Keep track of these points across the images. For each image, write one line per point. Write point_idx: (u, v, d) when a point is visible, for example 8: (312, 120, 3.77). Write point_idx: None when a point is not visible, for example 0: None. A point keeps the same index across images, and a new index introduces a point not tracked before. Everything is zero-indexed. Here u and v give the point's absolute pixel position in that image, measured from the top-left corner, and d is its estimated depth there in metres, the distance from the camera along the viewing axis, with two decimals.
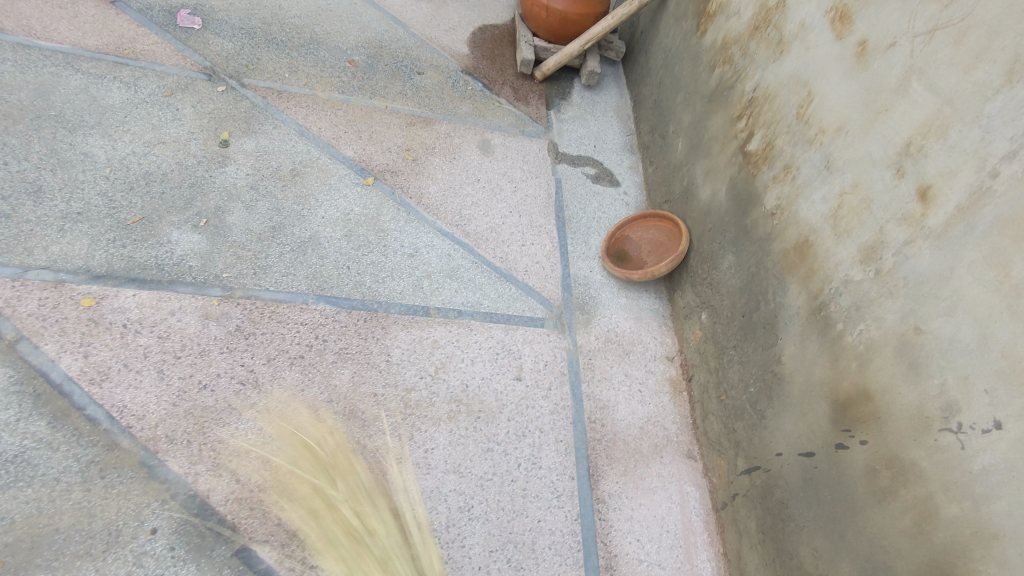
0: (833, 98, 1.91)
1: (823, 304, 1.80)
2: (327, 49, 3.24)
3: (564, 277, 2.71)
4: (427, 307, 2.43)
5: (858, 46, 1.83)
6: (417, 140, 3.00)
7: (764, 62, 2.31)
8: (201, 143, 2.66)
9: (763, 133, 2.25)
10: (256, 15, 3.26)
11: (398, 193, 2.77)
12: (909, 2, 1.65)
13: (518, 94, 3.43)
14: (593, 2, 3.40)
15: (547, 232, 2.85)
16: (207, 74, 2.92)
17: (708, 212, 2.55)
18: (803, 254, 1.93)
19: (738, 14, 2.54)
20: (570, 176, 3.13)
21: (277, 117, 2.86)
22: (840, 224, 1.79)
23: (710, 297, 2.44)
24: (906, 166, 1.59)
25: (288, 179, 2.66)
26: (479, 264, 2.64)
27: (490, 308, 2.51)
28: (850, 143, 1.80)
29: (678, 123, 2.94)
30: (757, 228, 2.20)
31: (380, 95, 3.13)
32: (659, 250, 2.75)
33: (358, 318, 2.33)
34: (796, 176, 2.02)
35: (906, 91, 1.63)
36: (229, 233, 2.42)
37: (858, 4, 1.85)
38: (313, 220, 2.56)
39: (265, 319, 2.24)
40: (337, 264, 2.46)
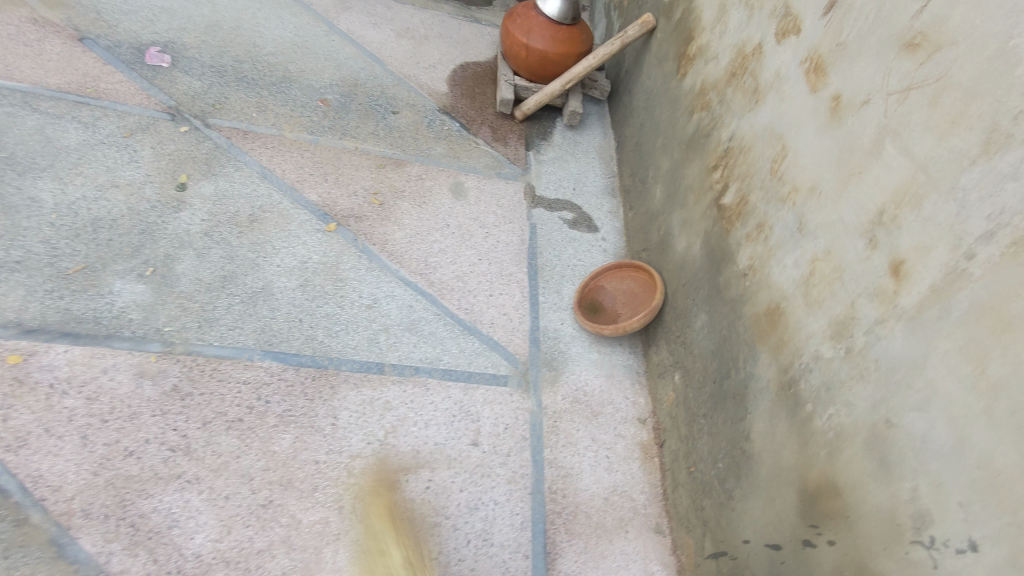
0: (807, 155, 1.76)
1: (793, 381, 1.64)
2: (299, 88, 3.16)
3: (532, 330, 2.56)
4: (381, 364, 2.30)
5: (832, 101, 1.68)
6: (386, 182, 2.89)
7: (740, 111, 2.18)
8: (157, 187, 2.56)
9: (737, 186, 2.10)
10: (229, 52, 3.19)
11: (360, 239, 2.65)
12: (884, 57, 1.51)
13: (496, 134, 3.33)
14: (575, 41, 3.30)
15: (518, 281, 2.71)
16: (171, 113, 2.83)
17: (683, 266, 2.40)
18: (774, 322, 1.77)
19: (716, 59, 2.42)
20: (546, 220, 3.00)
21: (240, 158, 2.77)
22: (811, 293, 1.64)
23: (683, 358, 2.29)
24: (879, 236, 1.44)
25: (245, 225, 2.54)
26: (442, 316, 2.50)
27: (450, 365, 2.37)
28: (822, 205, 1.66)
29: (657, 168, 2.81)
30: (729, 288, 2.05)
31: (350, 135, 3.03)
32: (634, 301, 2.61)
33: (306, 376, 2.20)
34: (769, 236, 1.87)
35: (880, 153, 1.48)
36: (176, 282, 2.31)
37: (833, 56, 1.72)
38: (267, 269, 2.44)
39: (205, 377, 2.11)
40: (289, 317, 2.33)
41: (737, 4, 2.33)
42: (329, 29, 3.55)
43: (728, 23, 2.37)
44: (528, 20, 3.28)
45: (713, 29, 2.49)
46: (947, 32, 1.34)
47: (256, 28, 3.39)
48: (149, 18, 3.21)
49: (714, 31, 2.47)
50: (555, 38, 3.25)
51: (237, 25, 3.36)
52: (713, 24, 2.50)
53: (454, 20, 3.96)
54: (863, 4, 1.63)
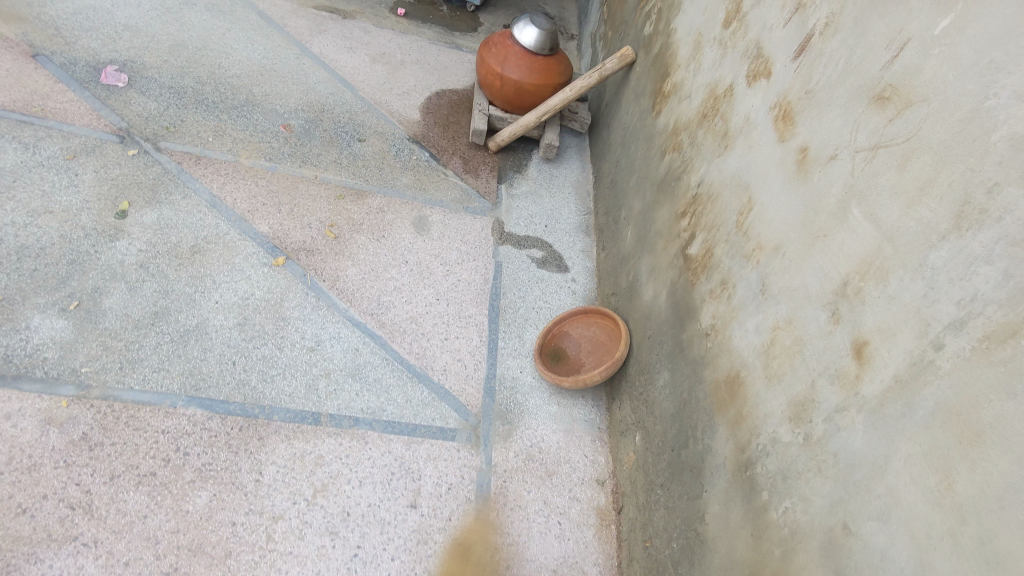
0: (772, 210, 1.61)
1: (749, 463, 1.47)
2: (262, 112, 3.03)
3: (487, 379, 2.39)
4: (318, 414, 2.13)
5: (799, 153, 1.54)
6: (344, 214, 2.74)
7: (709, 155, 2.03)
8: (95, 214, 2.41)
9: (703, 237, 1.95)
10: (190, 73, 3.07)
11: (310, 274, 2.49)
12: (853, 109, 1.37)
13: (467, 165, 3.19)
14: (552, 72, 3.18)
15: (477, 324, 2.55)
16: (121, 136, 2.70)
17: (649, 316, 2.24)
18: (733, 392, 1.60)
19: (689, 98, 2.29)
20: (512, 258, 2.84)
21: (189, 185, 2.62)
22: (772, 365, 1.47)
23: (644, 418, 2.11)
24: (842, 310, 1.28)
25: (185, 257, 2.39)
26: (390, 361, 2.33)
27: (394, 416, 2.19)
28: (786, 268, 1.50)
29: (629, 209, 2.66)
30: (692, 346, 1.88)
31: (311, 163, 2.90)
32: (598, 350, 2.45)
33: (233, 426, 2.02)
34: (732, 295, 1.71)
35: (845, 216, 1.33)
36: (101, 318, 2.15)
37: (802, 104, 1.58)
38: (204, 305, 2.28)
39: (120, 425, 1.94)
40: (222, 359, 2.17)
41: (711, 42, 2.19)
42: (301, 52, 3.44)
43: (702, 61, 2.24)
44: (503, 49, 3.17)
45: (688, 66, 2.36)
46: (918, 87, 1.19)
47: (223, 49, 3.27)
48: (110, 36, 3.10)
49: (689, 69, 2.34)
50: (531, 68, 3.12)
51: (203, 45, 3.24)
52: (688, 61, 2.37)
53: (434, 46, 3.85)
54: (834, 49, 1.49)
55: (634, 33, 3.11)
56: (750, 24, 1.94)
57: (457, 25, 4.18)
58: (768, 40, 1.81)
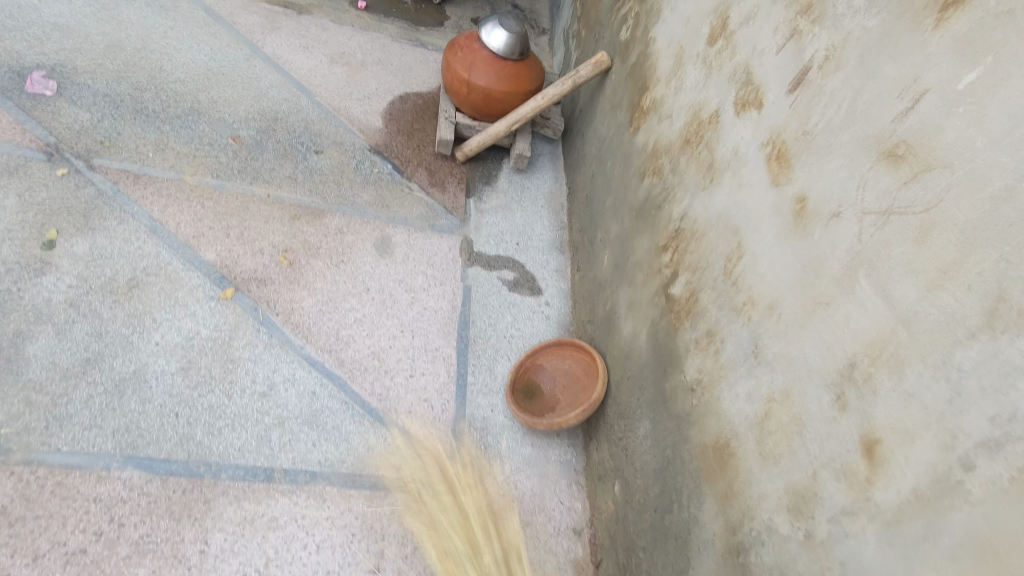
0: (765, 262, 1.47)
1: (742, 547, 1.35)
2: (208, 122, 2.78)
3: (456, 420, 2.23)
4: (271, 470, 1.95)
5: (796, 202, 1.39)
6: (299, 238, 2.53)
7: (693, 186, 1.88)
8: (18, 245, 2.16)
9: (687, 278, 1.81)
10: (128, 78, 2.80)
11: (262, 308, 2.29)
12: (858, 162, 1.23)
13: (433, 178, 2.99)
14: (523, 78, 2.98)
15: (445, 357, 2.38)
16: (48, 152, 2.44)
17: (628, 355, 2.09)
18: (723, 462, 1.48)
19: (670, 118, 2.12)
20: (483, 282, 2.67)
21: (126, 209, 2.38)
22: (767, 441, 1.34)
23: (624, 466, 1.98)
24: (848, 396, 1.15)
25: (121, 293, 2.16)
26: (350, 405, 2.15)
27: (355, 468, 2.02)
28: (782, 332, 1.37)
29: (605, 231, 2.50)
30: (675, 399, 1.75)
31: (263, 179, 2.67)
32: (575, 386, 2.30)
33: (175, 489, 1.83)
34: (721, 351, 1.58)
35: (851, 286, 1.19)
36: (23, 368, 1.92)
37: (798, 146, 1.43)
38: (143, 348, 2.07)
39: (45, 495, 1.73)
40: (163, 412, 1.96)
41: (694, 58, 2.03)
42: (252, 52, 3.18)
43: (684, 79, 2.07)
44: (470, 53, 2.96)
45: (668, 82, 2.19)
46: (938, 149, 1.05)
47: (165, 49, 3.00)
48: (36, 36, 2.80)
49: (670, 86, 2.17)
50: (500, 74, 2.92)
51: (143, 46, 2.96)
52: (669, 76, 2.20)
53: (397, 45, 3.61)
54: (835, 89, 1.34)
55: (610, 37, 2.92)
56: (738, 45, 1.77)
57: (422, 19, 3.94)
58: (759, 67, 1.65)
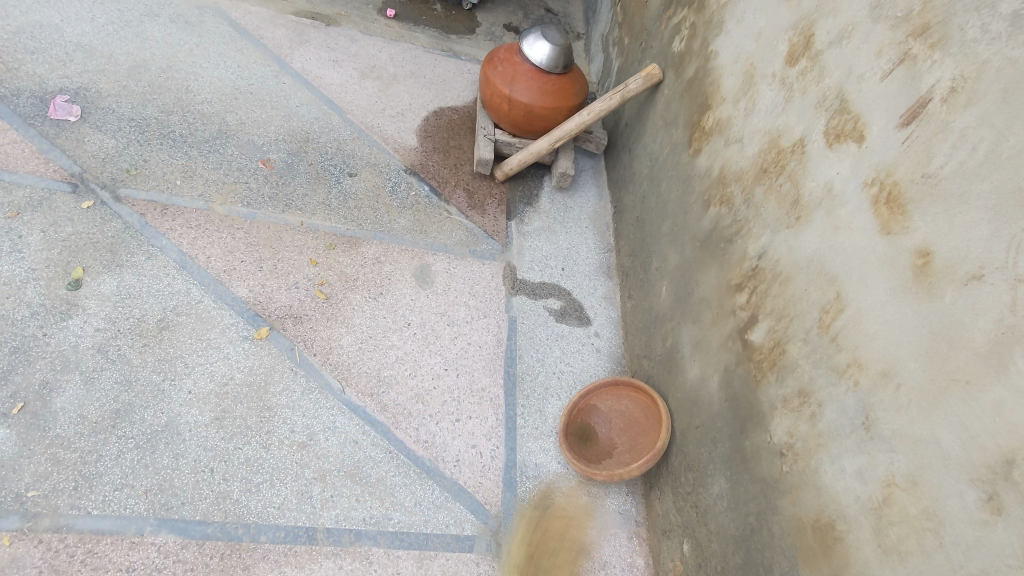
0: (875, 321, 1.30)
1: None
2: (237, 145, 2.65)
3: (507, 468, 2.08)
4: (313, 530, 1.81)
5: (916, 256, 1.23)
6: (335, 269, 2.39)
7: (773, 221, 1.71)
8: (43, 286, 2.04)
9: (770, 325, 1.63)
10: (154, 101, 2.68)
11: (298, 348, 2.15)
12: (1007, 217, 1.06)
13: (472, 200, 2.83)
14: (566, 92, 2.82)
15: (492, 398, 2.22)
16: (73, 183, 2.32)
17: (696, 401, 1.92)
18: (827, 545, 1.31)
19: (739, 143, 1.95)
20: (528, 312, 2.51)
21: (154, 242, 2.25)
22: (886, 532, 1.17)
23: (695, 525, 1.82)
24: (1004, 498, 0.98)
25: (151, 336, 2.04)
26: (394, 454, 2.01)
27: (402, 525, 1.88)
28: (903, 406, 1.19)
29: (662, 260, 2.33)
30: (760, 462, 1.58)
31: (296, 206, 2.53)
32: (634, 430, 2.13)
33: (212, 555, 1.70)
34: (818, 416, 1.41)
35: (1003, 366, 1.02)
36: (50, 423, 1.80)
37: (916, 189, 1.26)
38: (174, 397, 1.94)
39: (75, 565, 1.60)
40: (197, 467, 1.83)
41: (769, 78, 1.85)
42: (280, 69, 3.05)
43: (757, 101, 1.90)
44: (510, 67, 2.79)
45: (736, 102, 2.01)
46: None
47: (191, 68, 2.87)
48: (59, 58, 2.69)
49: (738, 106, 2.00)
50: (543, 89, 2.76)
51: (169, 65, 2.84)
52: (736, 95, 2.02)
53: (429, 56, 3.46)
54: (967, 128, 1.18)
55: (659, 47, 2.75)
56: (826, 66, 1.60)
57: (453, 27, 3.78)
58: (857, 94, 1.48)
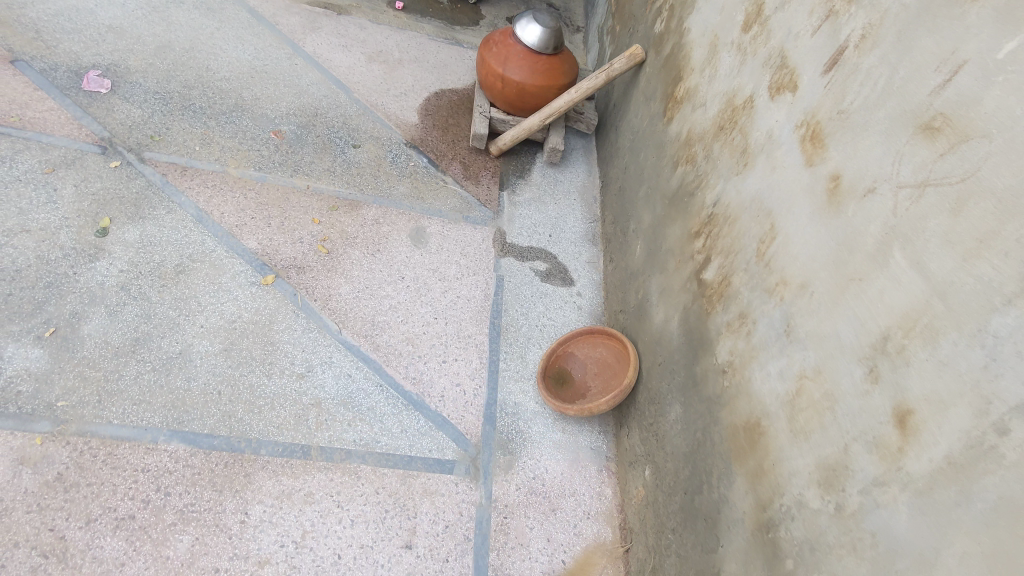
0: (799, 243, 1.47)
1: (772, 523, 1.35)
2: (251, 118, 2.88)
3: (488, 405, 2.26)
4: (308, 447, 2.00)
5: (830, 180, 1.39)
6: (336, 228, 2.60)
7: (726, 171, 1.89)
8: (74, 232, 2.27)
9: (720, 263, 1.80)
10: (177, 77, 2.93)
11: (300, 294, 2.36)
12: (895, 137, 1.23)
13: (467, 172, 3.04)
14: (557, 72, 3.02)
15: (476, 345, 2.41)
16: (103, 146, 2.56)
17: (659, 341, 2.10)
18: (754, 441, 1.48)
19: (703, 107, 2.13)
20: (515, 271, 2.70)
21: (173, 199, 2.48)
22: (797, 417, 1.34)
23: (654, 451, 1.98)
24: (881, 369, 1.15)
25: (169, 278, 2.26)
26: (384, 388, 2.20)
27: (389, 447, 2.07)
28: (815, 310, 1.36)
29: (638, 222, 2.51)
30: (706, 382, 1.75)
31: (303, 172, 2.76)
32: (606, 373, 2.30)
33: (217, 462, 1.90)
34: (752, 332, 1.57)
35: (885, 260, 1.19)
36: (78, 346, 2.02)
37: (833, 125, 1.43)
38: (188, 330, 2.15)
39: (97, 464, 1.81)
40: (206, 389, 2.04)
41: (728, 46, 2.04)
42: (293, 51, 3.29)
43: (718, 67, 2.08)
44: (504, 48, 3.00)
45: (702, 71, 2.19)
46: (977, 119, 1.05)
47: (212, 49, 3.12)
48: (92, 38, 2.95)
49: (704, 74, 2.18)
50: (534, 69, 2.97)
51: (191, 46, 3.09)
52: (703, 65, 2.20)
53: (433, 43, 3.69)
54: (871, 66, 1.35)
55: (644, 30, 2.94)
56: (773, 30, 1.78)
57: (457, 18, 4.01)
58: (794, 50, 1.66)
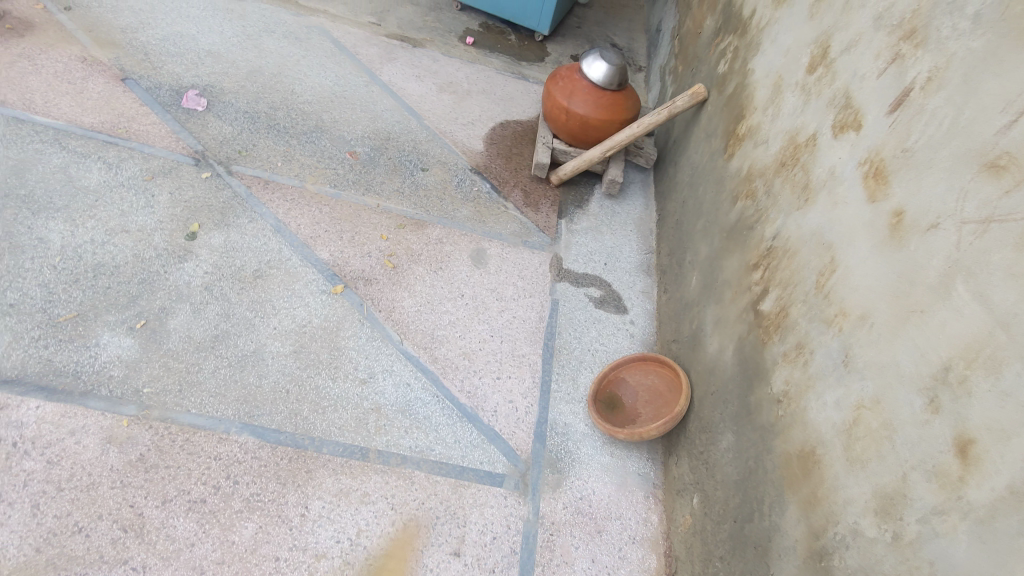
0: (859, 275, 1.50)
1: (825, 551, 1.36)
2: (330, 139, 3.08)
3: (539, 423, 2.32)
4: (367, 449, 2.09)
5: (893, 216, 1.44)
6: (403, 244, 2.74)
7: (787, 206, 1.93)
8: (167, 235, 2.47)
9: (778, 294, 1.84)
10: (265, 99, 3.16)
11: (367, 304, 2.49)
12: (960, 174, 1.27)
13: (528, 199, 3.15)
14: (620, 107, 3.12)
15: (530, 364, 2.48)
16: (196, 158, 2.78)
17: (713, 371, 2.13)
18: (808, 469, 1.49)
19: (765, 144, 2.19)
20: (570, 296, 2.77)
21: (256, 209, 2.67)
22: (854, 446, 1.36)
23: (703, 479, 2.00)
24: (941, 399, 1.17)
25: (248, 281, 2.42)
26: (441, 399, 2.29)
27: (442, 456, 2.14)
28: (874, 340, 1.39)
29: (695, 254, 2.56)
30: (760, 411, 1.77)
31: (374, 191, 2.92)
32: (657, 401, 2.33)
33: (282, 457, 2.01)
34: (809, 362, 1.59)
35: (947, 293, 1.22)
36: (165, 339, 2.18)
37: (897, 162, 1.48)
38: (263, 330, 2.30)
39: (175, 449, 1.94)
40: (276, 387, 2.16)
41: (793, 86, 2.10)
42: (371, 79, 3.50)
43: (782, 106, 2.14)
44: (570, 83, 3.14)
45: (766, 110, 2.26)
46: None
47: (297, 75, 3.36)
48: (193, 61, 3.22)
49: (767, 113, 2.24)
50: (598, 103, 3.08)
51: (279, 71, 3.33)
52: (766, 104, 2.27)
53: (501, 77, 3.86)
54: (937, 107, 1.40)
55: (707, 70, 3.03)
56: (838, 71, 1.84)
57: (524, 54, 4.19)
58: (859, 91, 1.72)
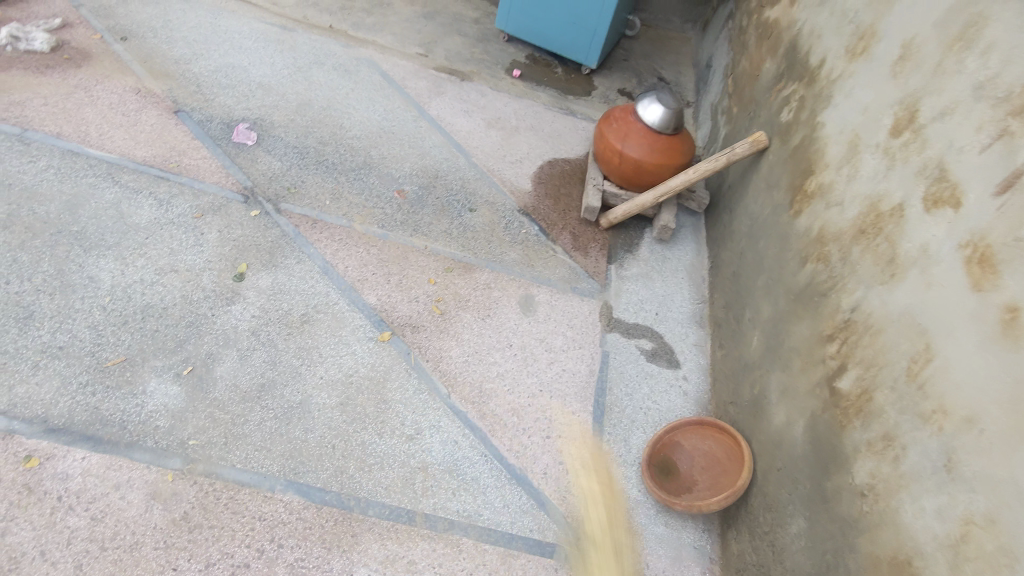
0: (962, 370, 1.40)
1: None
2: (378, 176, 3.04)
3: (590, 488, 2.22)
4: (413, 513, 2.01)
5: (1006, 312, 1.34)
6: (450, 289, 2.67)
7: (868, 278, 1.82)
8: (215, 275, 2.43)
9: (859, 374, 1.72)
10: (314, 133, 3.13)
11: (414, 353, 2.42)
12: None
13: (577, 242, 3.07)
14: (675, 152, 3.04)
15: (580, 422, 2.39)
16: (245, 195, 2.75)
17: (779, 445, 2.01)
18: None
19: (840, 206, 2.08)
20: (620, 349, 2.67)
21: (303, 250, 2.62)
22: (963, 567, 1.25)
23: (769, 564, 1.88)
24: None
25: (295, 326, 2.37)
26: (489, 458, 2.20)
27: (491, 522, 2.05)
28: (986, 449, 1.29)
29: (755, 312, 2.45)
30: (839, 502, 1.65)
31: (422, 232, 2.86)
32: (715, 470, 2.22)
33: (327, 518, 1.94)
34: (901, 459, 1.48)
35: None
36: (211, 387, 2.13)
37: (1009, 252, 1.38)
38: (309, 379, 2.24)
39: (219, 507, 1.88)
40: (322, 442, 2.10)
41: (872, 147, 2.00)
42: (419, 114, 3.46)
43: (859, 168, 2.03)
44: (625, 125, 3.06)
45: (839, 168, 2.15)
46: None
47: (346, 108, 3.33)
48: (244, 93, 3.21)
49: (841, 172, 2.13)
50: (652, 147, 3.00)
51: (328, 105, 3.31)
52: (839, 162, 2.16)
53: (549, 112, 3.80)
54: None
55: (768, 116, 2.93)
56: (928, 139, 1.74)
57: (571, 88, 4.13)
58: (956, 165, 1.61)
